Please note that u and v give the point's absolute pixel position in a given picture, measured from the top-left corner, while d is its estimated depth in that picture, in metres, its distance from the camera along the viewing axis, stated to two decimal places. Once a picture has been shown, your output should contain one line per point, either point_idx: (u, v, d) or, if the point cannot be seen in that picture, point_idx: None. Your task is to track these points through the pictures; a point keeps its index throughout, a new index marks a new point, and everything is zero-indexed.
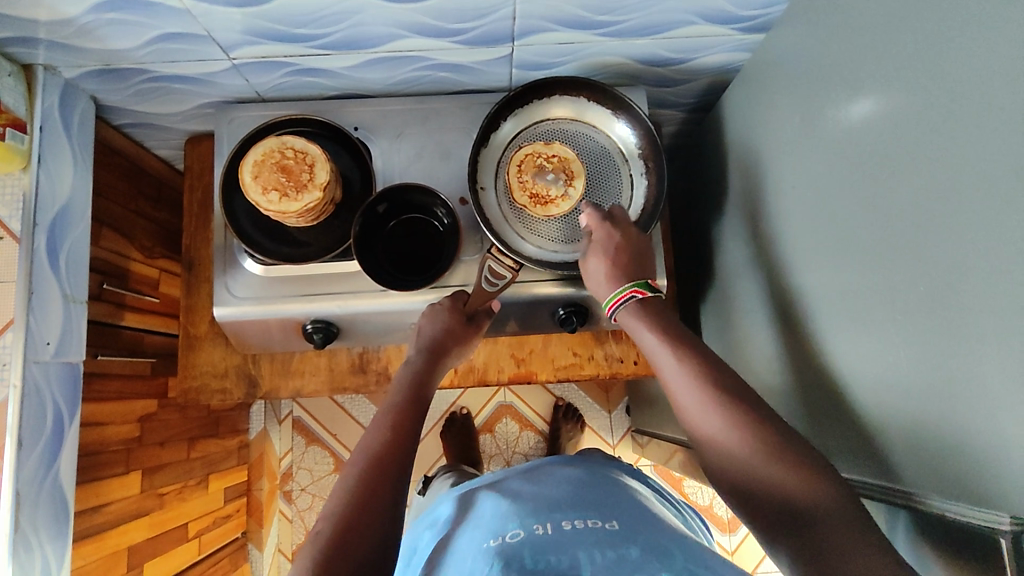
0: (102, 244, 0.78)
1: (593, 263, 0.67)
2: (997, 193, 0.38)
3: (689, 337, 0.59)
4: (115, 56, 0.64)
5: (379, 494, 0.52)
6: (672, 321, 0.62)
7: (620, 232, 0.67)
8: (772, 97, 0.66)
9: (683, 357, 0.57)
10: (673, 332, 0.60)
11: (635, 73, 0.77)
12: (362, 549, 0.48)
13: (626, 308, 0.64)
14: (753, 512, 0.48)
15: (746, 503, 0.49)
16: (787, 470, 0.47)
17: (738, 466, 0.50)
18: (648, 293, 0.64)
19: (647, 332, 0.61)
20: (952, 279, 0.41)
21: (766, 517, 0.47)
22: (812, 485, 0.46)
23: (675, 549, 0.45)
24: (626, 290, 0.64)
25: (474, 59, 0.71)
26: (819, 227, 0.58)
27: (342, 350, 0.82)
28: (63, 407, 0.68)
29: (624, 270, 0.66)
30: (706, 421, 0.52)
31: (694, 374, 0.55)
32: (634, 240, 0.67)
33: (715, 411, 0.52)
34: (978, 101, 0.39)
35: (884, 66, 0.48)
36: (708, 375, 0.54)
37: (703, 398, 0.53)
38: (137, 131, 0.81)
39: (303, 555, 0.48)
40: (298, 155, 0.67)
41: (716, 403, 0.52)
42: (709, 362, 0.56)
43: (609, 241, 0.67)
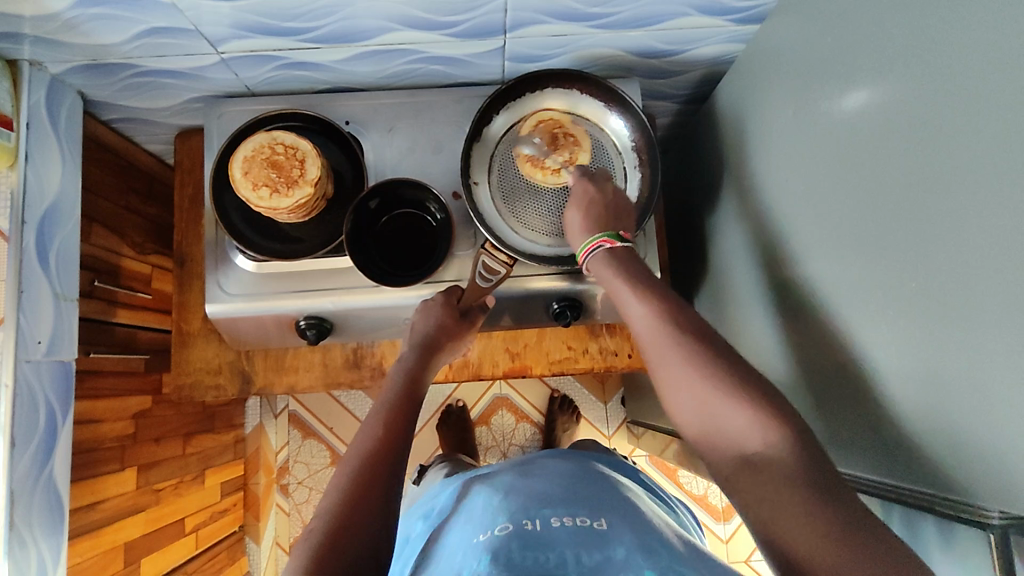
0: (92, 240, 0.77)
1: (571, 215, 0.66)
2: (992, 189, 0.37)
3: (653, 280, 0.59)
4: (102, 51, 0.64)
5: (371, 486, 0.53)
6: (640, 268, 0.61)
7: (595, 186, 0.67)
8: (766, 89, 0.65)
9: (650, 306, 0.56)
10: (636, 276, 0.59)
11: (629, 65, 0.76)
12: (355, 541, 0.48)
13: (594, 258, 0.63)
14: (721, 464, 0.48)
15: (709, 448, 0.50)
16: (753, 421, 0.47)
17: (701, 413, 0.50)
18: (616, 243, 0.63)
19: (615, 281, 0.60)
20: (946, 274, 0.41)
21: (728, 465, 0.48)
22: (772, 434, 0.46)
23: (664, 547, 0.46)
24: (597, 240, 0.63)
25: (466, 51, 0.70)
26: (813, 221, 0.58)
27: (336, 345, 0.82)
28: (56, 406, 0.67)
29: (599, 220, 0.65)
30: (667, 364, 0.52)
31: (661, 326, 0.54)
32: (612, 196, 0.67)
33: (676, 355, 0.52)
34: (973, 95, 0.39)
35: (878, 59, 0.47)
36: (672, 320, 0.54)
37: (669, 351, 0.52)
38: (126, 126, 0.80)
39: (299, 551, 0.48)
40: (288, 150, 0.66)
41: (683, 353, 0.52)
42: (674, 306, 0.56)
43: (585, 194, 0.66)
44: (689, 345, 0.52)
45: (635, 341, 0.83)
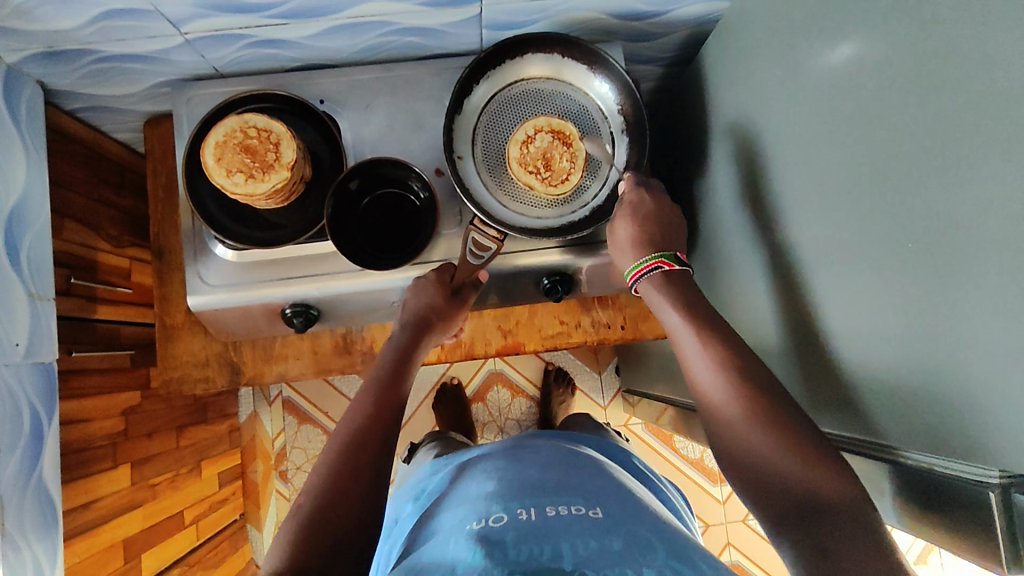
0: (65, 236, 0.75)
1: (622, 228, 0.66)
2: (990, 143, 0.36)
3: (709, 313, 0.58)
4: (59, 37, 0.60)
5: (356, 469, 0.51)
6: (693, 296, 0.60)
7: (652, 200, 0.67)
8: (753, 48, 0.63)
9: (707, 340, 0.55)
10: (693, 306, 0.59)
11: (610, 27, 0.74)
12: (338, 523, 0.47)
13: (648, 278, 0.63)
14: (766, 503, 0.47)
15: (753, 490, 0.48)
16: (811, 471, 0.46)
17: (750, 450, 0.49)
18: (675, 266, 0.63)
19: (670, 310, 0.59)
20: (941, 233, 0.40)
21: (772, 502, 0.46)
22: (825, 476, 0.45)
23: (657, 541, 0.45)
24: (653, 260, 0.63)
25: (441, 21, 0.67)
26: (805, 184, 0.56)
27: (325, 332, 0.81)
28: (39, 408, 0.66)
29: (652, 240, 0.65)
30: (724, 400, 0.52)
31: (718, 360, 0.54)
32: (665, 210, 0.67)
33: (736, 392, 0.51)
34: (970, 46, 0.37)
35: (870, 10, 0.45)
36: (732, 355, 0.53)
37: (727, 386, 0.52)
38: (91, 115, 0.77)
39: (286, 526, 0.47)
40: (261, 134, 0.63)
41: (738, 389, 0.51)
42: (732, 346, 0.55)
43: (638, 207, 0.66)
44: (747, 377, 0.52)
45: (628, 312, 0.82)
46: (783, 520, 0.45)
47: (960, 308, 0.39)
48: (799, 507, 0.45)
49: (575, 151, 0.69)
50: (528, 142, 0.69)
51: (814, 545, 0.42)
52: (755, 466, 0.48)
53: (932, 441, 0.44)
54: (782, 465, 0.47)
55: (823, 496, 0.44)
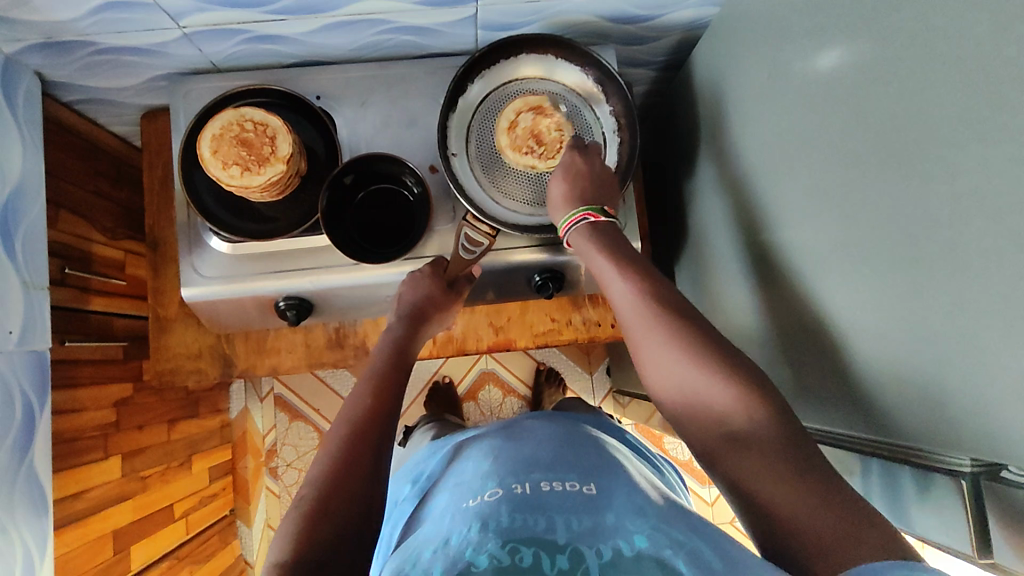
0: (60, 227, 0.75)
1: (555, 185, 0.66)
2: (966, 144, 0.37)
3: (634, 259, 0.60)
4: (59, 28, 0.61)
5: (359, 457, 0.52)
6: (620, 243, 0.62)
7: (582, 159, 0.67)
8: (741, 51, 0.65)
9: (628, 282, 0.57)
10: (618, 254, 0.60)
11: (604, 30, 0.75)
12: (341, 510, 0.48)
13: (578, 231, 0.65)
14: (699, 435, 0.49)
15: (687, 423, 0.51)
16: (724, 391, 0.48)
17: (680, 387, 0.51)
18: (600, 217, 0.64)
19: (596, 257, 0.61)
20: (921, 230, 0.42)
21: (705, 433, 0.49)
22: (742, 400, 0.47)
23: (649, 511, 0.46)
24: (580, 213, 0.64)
25: (438, 20, 0.68)
26: (791, 183, 0.58)
27: (318, 325, 0.81)
28: (32, 395, 0.66)
29: (584, 193, 0.65)
30: (648, 345, 0.54)
31: (638, 300, 0.56)
32: (596, 167, 0.67)
33: (653, 331, 0.53)
34: (949, 48, 0.38)
35: (855, 14, 0.47)
36: (649, 296, 0.56)
37: (646, 325, 0.54)
38: (88, 107, 0.78)
39: (285, 525, 0.47)
40: (258, 127, 0.64)
41: (655, 326, 0.53)
42: (652, 286, 0.57)
43: (572, 164, 0.66)
44: (667, 317, 0.53)
45: None
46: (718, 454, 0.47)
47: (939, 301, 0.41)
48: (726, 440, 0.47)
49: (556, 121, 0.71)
50: (515, 127, 0.70)
51: (750, 481, 0.44)
52: (687, 403, 0.51)
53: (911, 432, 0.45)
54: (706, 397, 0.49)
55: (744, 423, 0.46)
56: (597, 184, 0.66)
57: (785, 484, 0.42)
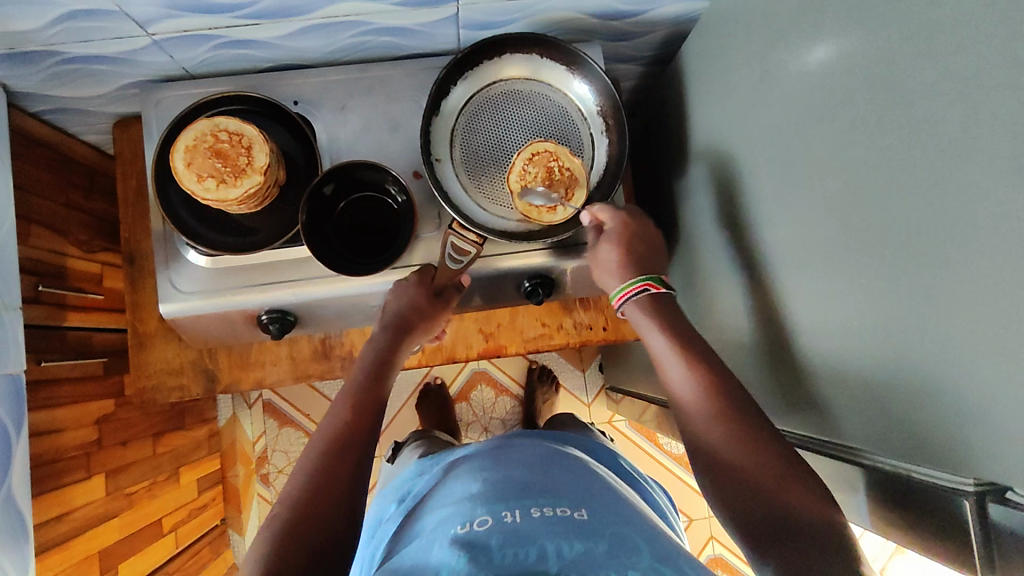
0: (33, 243, 0.73)
1: (606, 249, 0.67)
2: (960, 152, 0.36)
3: (694, 338, 0.59)
4: (20, 39, 0.58)
5: (336, 476, 0.50)
6: (681, 322, 0.60)
7: (636, 224, 0.67)
8: (730, 48, 0.63)
9: (694, 366, 0.56)
10: (676, 327, 0.60)
11: (589, 27, 0.73)
12: (317, 536, 0.46)
13: (633, 301, 0.64)
14: (743, 522, 0.47)
15: (730, 507, 0.48)
16: (795, 495, 0.46)
17: (728, 470, 0.50)
18: (661, 288, 0.63)
19: (656, 333, 0.60)
20: (913, 240, 0.40)
21: (753, 523, 0.46)
22: (791, 485, 0.46)
23: (643, 544, 0.45)
24: (641, 283, 0.63)
25: (417, 20, 0.66)
26: (782, 186, 0.56)
27: (303, 337, 0.79)
28: (7, 420, 0.64)
29: (637, 259, 0.66)
30: (705, 428, 0.52)
31: (705, 386, 0.54)
32: (642, 227, 0.68)
33: (720, 422, 0.51)
34: (944, 52, 0.37)
35: (847, 13, 0.45)
36: (715, 380, 0.54)
37: (715, 412, 0.52)
38: (58, 117, 0.75)
39: (256, 548, 0.46)
40: (233, 137, 0.62)
41: (724, 416, 0.52)
42: (720, 375, 0.55)
43: (623, 228, 0.67)
44: (725, 405, 0.52)
45: (610, 313, 0.82)
46: (754, 533, 0.46)
47: (934, 314, 0.39)
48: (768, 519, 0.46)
49: (522, 170, 0.67)
50: (550, 175, 0.67)
51: (788, 558, 0.43)
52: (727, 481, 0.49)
53: (906, 448, 0.44)
54: (756, 481, 0.48)
55: (793, 505, 0.46)
56: (646, 252, 0.67)
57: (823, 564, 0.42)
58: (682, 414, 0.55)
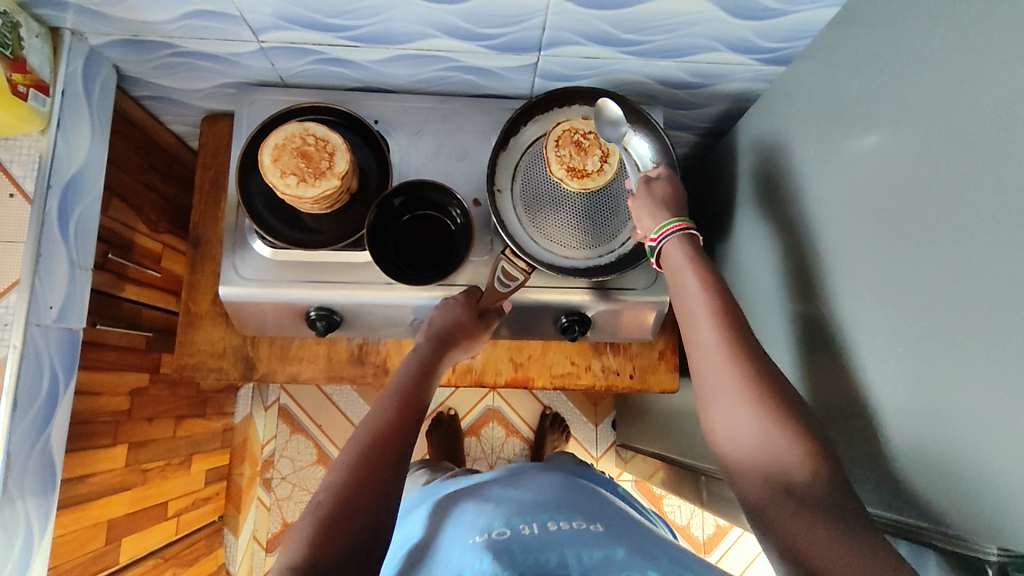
0: (110, 213, 0.77)
1: (659, 183, 0.67)
2: (1011, 235, 0.40)
3: (729, 301, 0.58)
4: (146, 28, 0.65)
5: (376, 469, 0.52)
6: (706, 264, 0.62)
7: (672, 176, 0.69)
8: (786, 127, 0.68)
9: (713, 305, 0.57)
10: (716, 288, 0.59)
11: (654, 93, 0.79)
12: (356, 520, 0.48)
13: (670, 240, 0.64)
14: (751, 487, 0.50)
15: (739, 461, 0.51)
16: (791, 450, 0.49)
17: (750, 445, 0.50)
18: (694, 233, 0.64)
19: (681, 271, 0.61)
20: (959, 314, 0.44)
21: (758, 484, 0.49)
22: (812, 464, 0.48)
23: (659, 551, 0.47)
24: (676, 222, 0.64)
25: (501, 64, 0.72)
26: (826, 256, 0.60)
27: (342, 339, 0.82)
28: (59, 372, 0.67)
29: (678, 205, 0.66)
30: (721, 369, 0.54)
31: (717, 326, 0.56)
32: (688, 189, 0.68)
33: (731, 365, 0.53)
34: (1003, 148, 0.41)
35: (907, 106, 0.50)
36: (729, 322, 0.56)
37: (726, 355, 0.54)
38: (154, 104, 0.81)
39: (303, 521, 0.48)
40: (319, 142, 0.67)
41: (734, 360, 0.53)
42: (734, 318, 0.56)
43: (672, 178, 0.68)
44: (758, 379, 0.52)
45: (639, 362, 0.84)
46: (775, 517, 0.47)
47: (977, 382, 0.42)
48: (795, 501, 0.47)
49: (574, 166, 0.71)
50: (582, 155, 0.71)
51: (785, 526, 0.46)
52: (757, 459, 0.50)
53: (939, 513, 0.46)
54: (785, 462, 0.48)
55: (794, 470, 0.48)
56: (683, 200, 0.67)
57: (834, 547, 0.43)
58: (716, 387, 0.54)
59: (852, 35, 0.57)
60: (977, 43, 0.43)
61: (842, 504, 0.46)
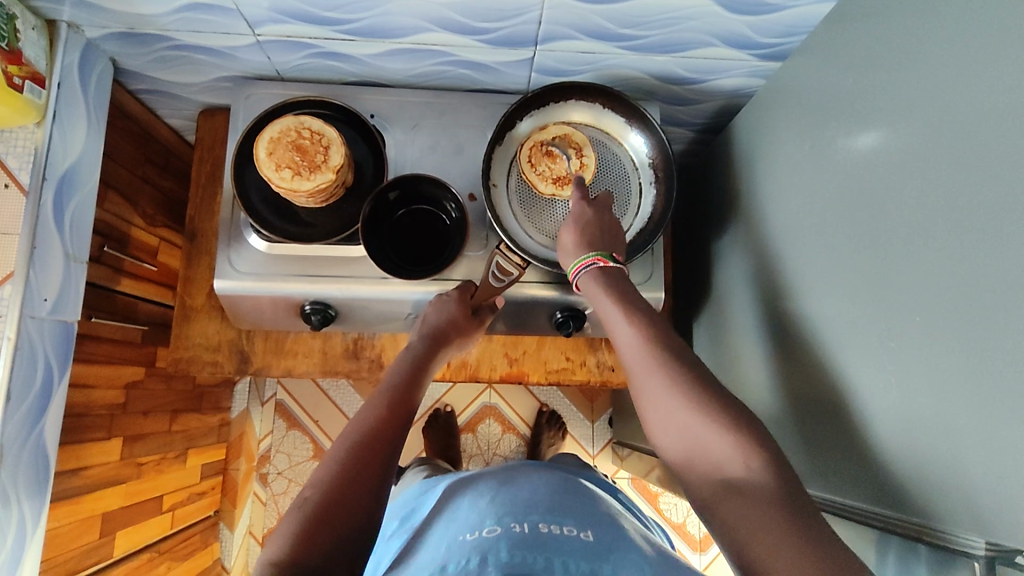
0: (106, 206, 0.77)
1: (566, 235, 0.67)
2: (1001, 229, 0.40)
3: (653, 319, 0.60)
4: (142, 21, 0.65)
5: (365, 464, 0.52)
6: (629, 289, 0.64)
7: (593, 210, 0.68)
8: (781, 123, 0.68)
9: (637, 324, 0.59)
10: (636, 308, 0.61)
11: (650, 88, 0.79)
12: (346, 519, 0.48)
13: (587, 274, 0.66)
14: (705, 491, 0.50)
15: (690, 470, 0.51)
16: (728, 448, 0.49)
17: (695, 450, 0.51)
18: (609, 263, 0.65)
19: (604, 297, 0.63)
20: (947, 310, 0.43)
21: (709, 489, 0.49)
22: (747, 457, 0.48)
23: (644, 563, 0.47)
24: (591, 259, 0.65)
25: (497, 58, 0.72)
26: (820, 252, 0.60)
27: (337, 334, 0.83)
28: (53, 365, 0.67)
29: (592, 242, 0.66)
30: (653, 385, 0.55)
31: (645, 343, 0.58)
32: (606, 218, 0.68)
33: (660, 379, 0.55)
34: (993, 142, 0.41)
35: (899, 100, 0.50)
36: (655, 337, 0.58)
37: (653, 370, 0.55)
38: (151, 98, 0.81)
39: (289, 517, 0.48)
40: (314, 136, 0.67)
41: (662, 373, 0.55)
42: (661, 333, 0.58)
43: (581, 215, 0.68)
44: (686, 385, 0.53)
45: None
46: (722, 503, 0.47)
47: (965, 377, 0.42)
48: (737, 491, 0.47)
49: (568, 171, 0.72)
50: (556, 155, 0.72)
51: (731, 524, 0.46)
52: (696, 464, 0.51)
53: (921, 508, 0.46)
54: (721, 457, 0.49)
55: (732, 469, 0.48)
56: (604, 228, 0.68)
57: (774, 535, 0.43)
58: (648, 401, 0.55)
59: (847, 31, 0.57)
60: (970, 37, 0.43)
61: (782, 491, 0.45)
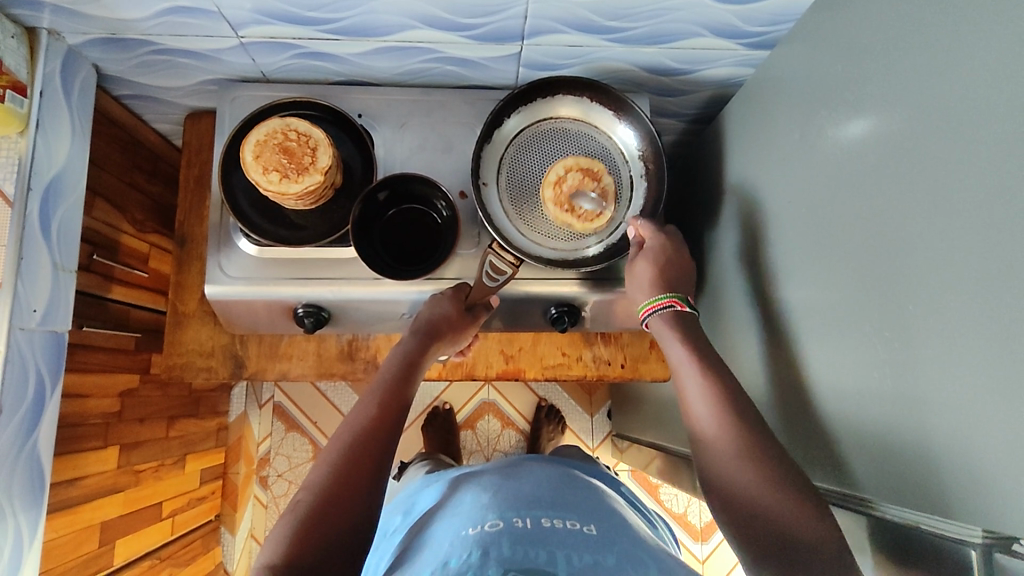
0: (94, 214, 0.77)
1: (641, 266, 0.69)
2: (990, 215, 0.39)
3: (718, 368, 0.58)
4: (123, 26, 0.64)
5: (358, 476, 0.51)
6: (699, 334, 0.62)
7: (671, 248, 0.69)
8: (770, 113, 0.67)
9: (707, 374, 0.58)
10: (706, 356, 0.59)
11: (640, 80, 0.78)
12: (335, 528, 0.48)
13: (660, 315, 0.65)
14: (743, 530, 0.49)
15: (729, 514, 0.51)
16: (785, 506, 0.48)
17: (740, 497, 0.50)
18: (686, 307, 0.65)
19: (676, 344, 0.62)
20: (938, 299, 0.43)
21: (753, 533, 0.48)
22: (803, 517, 0.47)
23: (647, 559, 0.47)
24: (670, 301, 0.65)
25: (483, 54, 0.71)
26: (810, 241, 0.59)
27: (332, 336, 0.82)
28: (46, 377, 0.67)
29: (670, 284, 0.67)
30: (716, 435, 0.54)
31: (713, 392, 0.56)
32: (681, 259, 0.69)
33: (726, 429, 0.53)
34: (981, 128, 0.40)
35: (888, 87, 0.49)
36: (723, 389, 0.57)
37: (719, 419, 0.54)
38: (136, 103, 0.80)
39: (283, 522, 0.48)
40: (301, 137, 0.66)
41: (728, 421, 0.54)
42: (728, 385, 0.57)
43: (660, 252, 0.69)
44: (750, 440, 0.52)
45: (629, 351, 0.84)
46: (757, 551, 0.48)
47: (957, 366, 0.41)
48: (777, 542, 0.47)
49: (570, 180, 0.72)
50: (560, 183, 0.72)
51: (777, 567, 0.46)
52: (736, 505, 0.50)
53: (913, 495, 0.46)
54: (768, 507, 0.48)
55: (789, 525, 0.47)
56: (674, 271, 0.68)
57: None
58: (705, 447, 0.54)
59: (835, 18, 0.56)
60: (956, 22, 0.43)
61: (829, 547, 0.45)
